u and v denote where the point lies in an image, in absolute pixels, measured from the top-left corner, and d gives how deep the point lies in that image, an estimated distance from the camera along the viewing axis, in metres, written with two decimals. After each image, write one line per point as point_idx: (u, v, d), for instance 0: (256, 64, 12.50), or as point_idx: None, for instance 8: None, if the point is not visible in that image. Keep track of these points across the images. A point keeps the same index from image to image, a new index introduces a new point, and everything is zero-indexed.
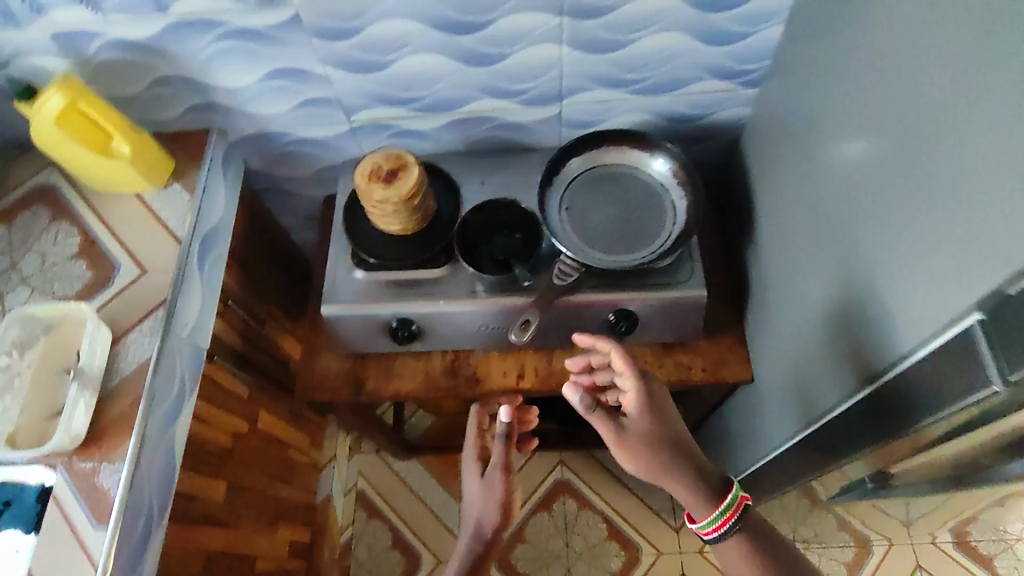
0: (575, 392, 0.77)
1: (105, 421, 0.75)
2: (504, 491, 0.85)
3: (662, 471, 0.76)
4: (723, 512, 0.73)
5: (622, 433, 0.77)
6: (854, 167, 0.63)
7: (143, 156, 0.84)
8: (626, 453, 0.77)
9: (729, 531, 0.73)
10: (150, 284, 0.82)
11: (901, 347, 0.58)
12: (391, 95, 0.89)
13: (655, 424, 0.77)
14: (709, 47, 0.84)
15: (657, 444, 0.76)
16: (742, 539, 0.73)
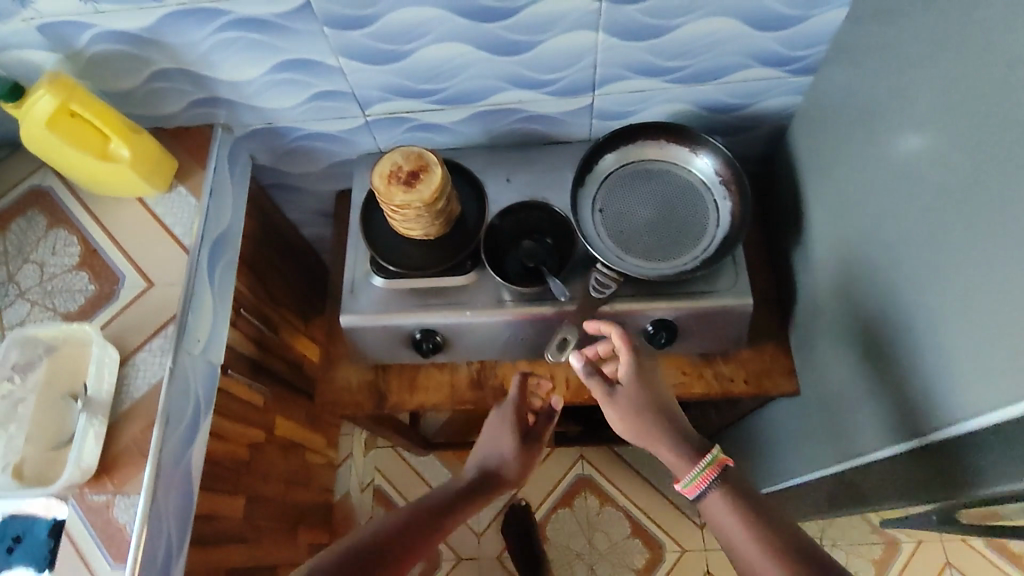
0: (575, 356, 0.74)
1: (117, 449, 0.70)
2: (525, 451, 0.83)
3: (656, 437, 0.73)
4: (709, 464, 0.68)
5: (617, 399, 0.74)
6: (934, 178, 0.56)
7: (144, 159, 0.77)
8: (621, 421, 0.75)
9: (709, 485, 0.68)
10: (157, 299, 0.77)
11: (984, 392, 0.52)
12: (409, 87, 0.81)
13: (648, 391, 0.74)
14: (761, 33, 0.76)
15: (652, 411, 0.74)
16: (725, 497, 0.66)
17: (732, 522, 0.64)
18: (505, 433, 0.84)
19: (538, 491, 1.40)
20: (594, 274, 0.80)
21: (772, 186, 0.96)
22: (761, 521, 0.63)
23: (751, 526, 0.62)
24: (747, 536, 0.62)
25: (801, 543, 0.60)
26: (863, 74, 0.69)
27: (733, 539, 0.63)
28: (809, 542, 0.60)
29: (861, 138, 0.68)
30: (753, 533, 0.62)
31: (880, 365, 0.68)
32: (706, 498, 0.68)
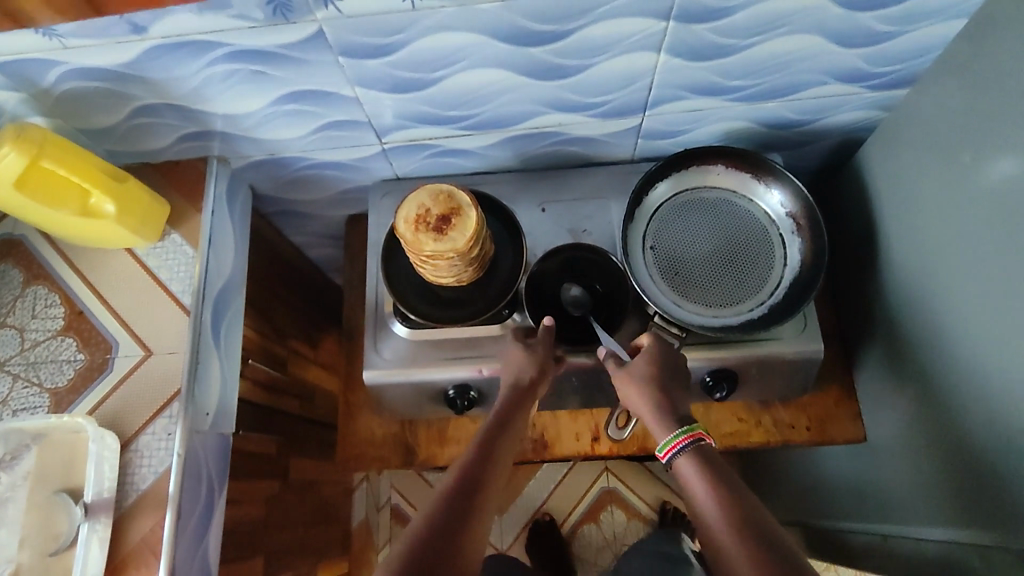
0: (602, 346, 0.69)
1: (126, 549, 0.63)
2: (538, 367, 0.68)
3: (649, 396, 0.62)
4: (685, 432, 0.58)
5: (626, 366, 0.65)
6: None
7: (133, 211, 0.67)
8: (629, 383, 0.64)
9: (680, 454, 0.57)
10: (158, 371, 0.68)
11: None
12: (435, 115, 0.71)
13: (661, 364, 0.65)
14: (844, 49, 0.66)
15: (658, 380, 0.63)
16: (698, 467, 0.55)
17: (704, 497, 0.53)
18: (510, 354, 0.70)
19: (563, 505, 1.36)
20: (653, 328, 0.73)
21: (835, 206, 0.87)
22: (739, 500, 0.52)
23: (724, 506, 0.52)
24: (718, 517, 0.51)
25: (775, 536, 0.50)
26: (971, 105, 0.60)
27: (702, 516, 0.53)
28: (783, 535, 0.50)
29: (976, 182, 0.60)
30: (727, 518, 0.51)
31: (983, 436, 0.62)
32: (677, 466, 0.57)
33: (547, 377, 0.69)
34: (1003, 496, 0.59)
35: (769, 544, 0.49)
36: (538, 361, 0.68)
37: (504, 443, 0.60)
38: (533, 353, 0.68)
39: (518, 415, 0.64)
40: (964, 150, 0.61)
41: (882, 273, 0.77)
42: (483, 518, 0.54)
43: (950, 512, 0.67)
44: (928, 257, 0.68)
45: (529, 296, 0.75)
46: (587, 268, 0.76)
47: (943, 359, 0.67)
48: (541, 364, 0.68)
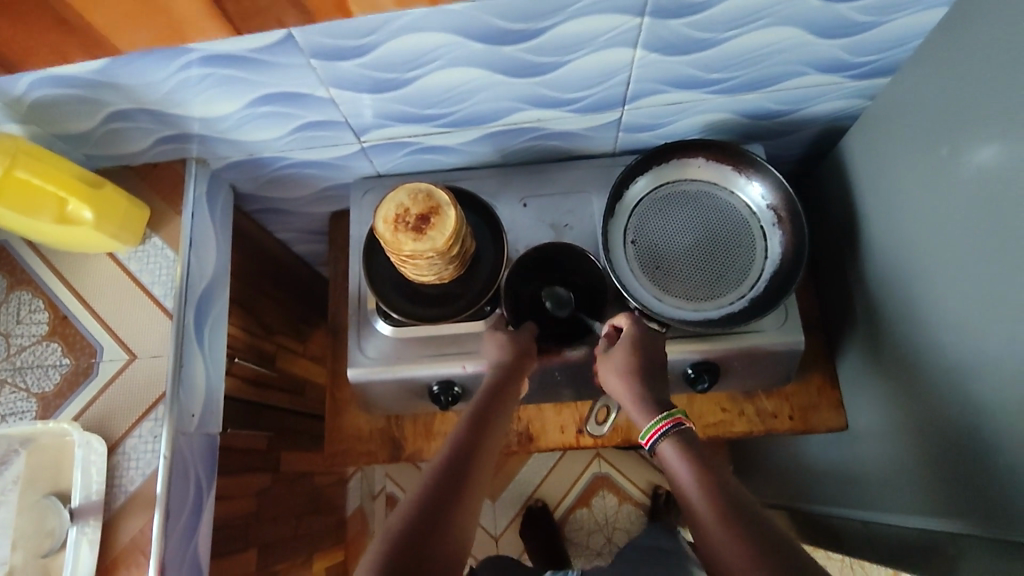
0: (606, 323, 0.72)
1: (116, 550, 0.64)
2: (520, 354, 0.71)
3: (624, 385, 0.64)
4: (666, 417, 0.59)
5: (609, 355, 0.67)
6: None
7: (111, 216, 0.67)
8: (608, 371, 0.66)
9: (662, 438, 0.58)
10: (144, 375, 0.68)
11: None
12: (412, 113, 0.70)
13: (642, 355, 0.66)
14: (824, 41, 0.65)
15: (637, 369, 0.65)
16: (678, 450, 0.56)
17: (685, 477, 0.54)
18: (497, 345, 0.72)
19: (556, 490, 1.38)
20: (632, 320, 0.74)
21: (818, 196, 0.87)
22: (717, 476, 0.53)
23: (703, 483, 0.53)
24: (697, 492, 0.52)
25: (751, 507, 0.50)
26: (951, 97, 0.59)
27: (692, 502, 0.53)
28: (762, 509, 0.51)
29: (959, 176, 0.59)
30: (704, 491, 0.52)
31: (960, 427, 0.63)
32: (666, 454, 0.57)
33: (528, 361, 0.71)
34: (984, 489, 0.60)
35: (745, 514, 0.50)
36: (515, 343, 0.71)
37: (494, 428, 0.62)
38: (511, 338, 0.71)
39: (506, 401, 0.66)
40: (945, 142, 0.61)
41: (863, 264, 0.77)
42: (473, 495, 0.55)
43: (931, 501, 0.68)
44: (909, 248, 0.68)
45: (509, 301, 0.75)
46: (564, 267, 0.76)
47: (923, 350, 0.68)
48: (521, 348, 0.71)
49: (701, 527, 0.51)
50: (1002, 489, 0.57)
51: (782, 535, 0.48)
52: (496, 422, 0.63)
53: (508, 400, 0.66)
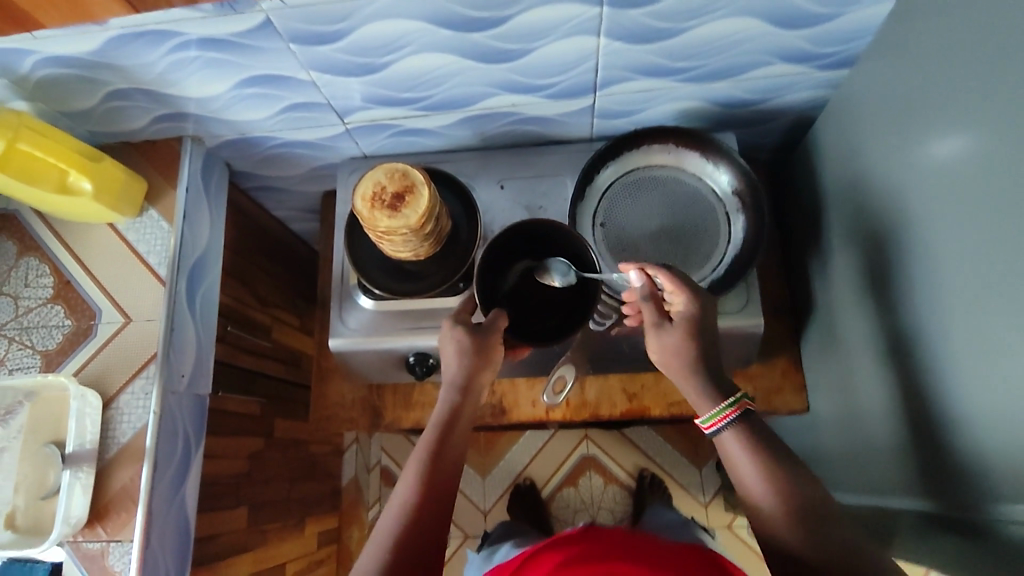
0: (638, 272, 0.65)
1: (108, 496, 0.70)
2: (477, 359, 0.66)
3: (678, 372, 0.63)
4: (732, 404, 0.59)
5: (661, 333, 0.64)
6: (998, 237, 0.50)
7: (109, 188, 0.72)
8: (657, 346, 0.65)
9: (727, 426, 0.58)
10: (138, 337, 0.74)
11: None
12: (392, 97, 0.74)
13: (696, 342, 0.63)
14: (786, 31, 0.67)
15: (694, 358, 0.63)
16: (744, 442, 0.57)
17: (750, 472, 0.56)
18: (452, 344, 0.67)
19: (544, 469, 1.42)
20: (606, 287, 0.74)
21: (793, 185, 0.89)
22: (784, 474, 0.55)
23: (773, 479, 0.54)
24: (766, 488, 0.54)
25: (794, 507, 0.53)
26: (906, 88, 0.61)
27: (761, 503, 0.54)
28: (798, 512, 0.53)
29: (914, 163, 0.61)
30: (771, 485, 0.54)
31: (907, 408, 0.65)
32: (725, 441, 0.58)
33: (491, 355, 0.66)
34: (923, 467, 0.62)
35: (804, 523, 0.52)
36: (472, 344, 0.66)
37: (450, 446, 0.64)
38: (468, 340, 0.66)
39: (462, 410, 0.66)
40: (903, 130, 0.62)
41: (829, 251, 0.80)
42: (440, 530, 0.59)
43: (880, 480, 0.71)
44: (868, 235, 0.70)
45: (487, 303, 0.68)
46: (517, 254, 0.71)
47: (877, 334, 0.70)
48: (478, 345, 0.66)
49: (769, 522, 0.53)
50: (938, 467, 0.60)
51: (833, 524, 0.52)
52: (453, 448, 0.64)
53: (467, 403, 0.66)
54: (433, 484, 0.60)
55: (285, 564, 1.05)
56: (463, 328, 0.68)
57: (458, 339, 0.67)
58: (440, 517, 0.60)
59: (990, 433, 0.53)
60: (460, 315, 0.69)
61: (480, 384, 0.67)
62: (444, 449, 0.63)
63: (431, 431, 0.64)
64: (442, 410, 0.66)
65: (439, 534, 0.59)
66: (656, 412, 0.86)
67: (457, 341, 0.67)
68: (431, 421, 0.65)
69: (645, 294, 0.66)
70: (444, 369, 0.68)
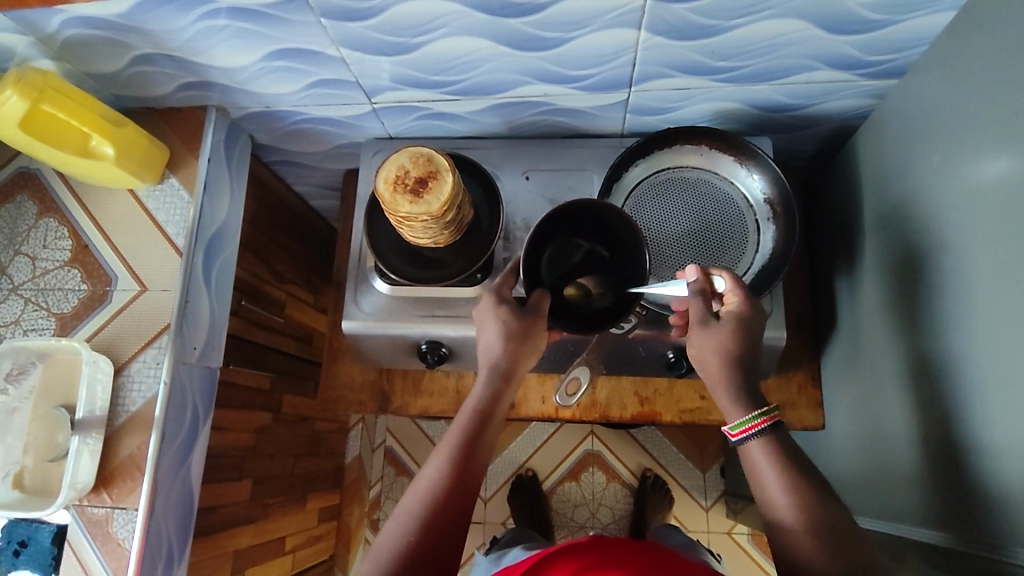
0: (694, 267, 0.65)
1: (115, 463, 0.70)
2: (518, 349, 0.65)
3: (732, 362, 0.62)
4: (763, 415, 0.58)
5: (704, 329, 0.63)
6: None
7: (131, 154, 0.72)
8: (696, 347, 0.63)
9: (755, 436, 0.57)
10: (152, 307, 0.74)
11: None
12: (422, 79, 0.72)
13: (743, 336, 0.62)
14: (835, 36, 0.64)
15: (733, 355, 0.62)
16: (776, 452, 0.57)
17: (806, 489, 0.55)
18: (493, 325, 0.66)
19: (547, 462, 1.42)
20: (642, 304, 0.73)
21: (827, 195, 0.87)
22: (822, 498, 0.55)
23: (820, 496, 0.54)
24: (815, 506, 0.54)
25: (835, 535, 0.52)
26: (959, 103, 0.58)
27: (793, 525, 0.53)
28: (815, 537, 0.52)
29: (961, 182, 0.58)
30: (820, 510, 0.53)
31: (928, 436, 0.63)
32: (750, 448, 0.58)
33: (534, 340, 0.66)
34: (940, 499, 0.60)
35: (841, 548, 0.51)
36: (517, 328, 0.65)
37: (485, 435, 0.63)
38: (514, 323, 0.65)
39: (500, 401, 0.65)
40: (949, 147, 0.60)
41: (859, 267, 0.77)
42: (466, 519, 0.59)
43: (895, 506, 0.69)
44: (901, 255, 0.68)
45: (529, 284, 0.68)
46: (563, 235, 0.71)
47: (902, 357, 0.68)
48: (523, 329, 0.65)
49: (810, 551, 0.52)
50: (956, 500, 0.58)
51: (858, 557, 0.51)
52: (487, 438, 0.63)
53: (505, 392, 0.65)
54: (464, 472, 0.60)
55: (285, 538, 1.05)
56: (508, 310, 0.66)
57: (500, 322, 0.66)
58: (468, 503, 0.59)
59: (1016, 474, 0.51)
60: (503, 290, 0.68)
61: (519, 370, 0.66)
62: (480, 438, 0.62)
63: (469, 418, 0.63)
64: (481, 394, 0.65)
65: (466, 520, 0.59)
66: (666, 418, 0.85)
67: (499, 323, 0.66)
68: (467, 404, 0.64)
69: (697, 290, 0.64)
70: (483, 347, 0.67)
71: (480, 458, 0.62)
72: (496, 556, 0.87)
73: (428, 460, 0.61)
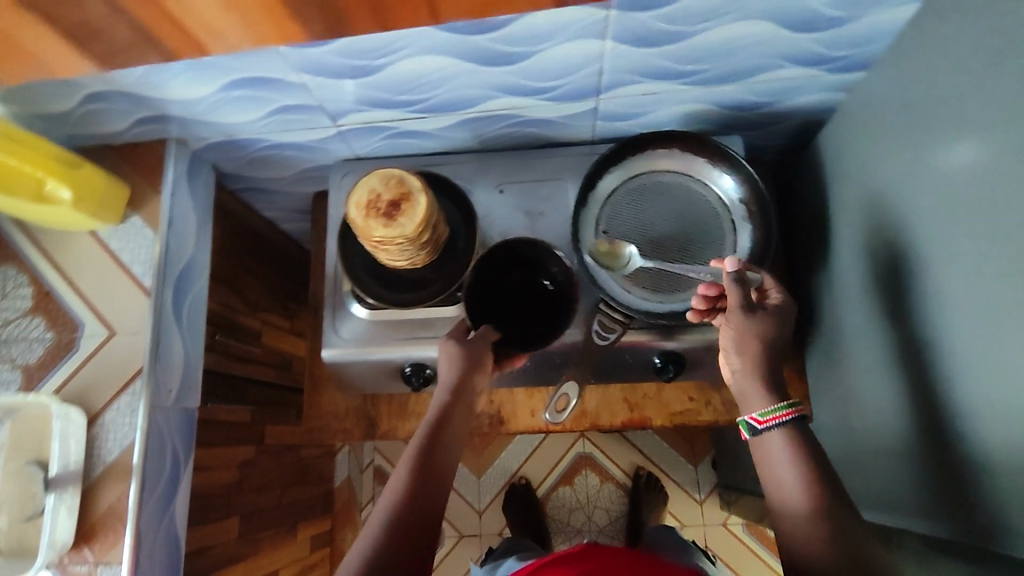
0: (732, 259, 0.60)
1: (95, 517, 0.67)
2: (467, 371, 0.68)
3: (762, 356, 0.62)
4: (789, 407, 0.59)
5: (751, 315, 0.61)
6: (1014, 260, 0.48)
7: (89, 195, 0.69)
8: (737, 336, 0.62)
9: (780, 426, 0.59)
10: (123, 351, 0.71)
11: None
12: (387, 99, 0.71)
13: (780, 327, 0.62)
14: (799, 34, 0.64)
15: (770, 342, 0.62)
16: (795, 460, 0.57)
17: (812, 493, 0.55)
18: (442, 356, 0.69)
19: (539, 469, 1.41)
20: (597, 317, 0.73)
21: (799, 188, 0.87)
22: (818, 497, 0.55)
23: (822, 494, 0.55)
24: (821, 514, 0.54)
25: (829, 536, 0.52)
26: (923, 97, 0.59)
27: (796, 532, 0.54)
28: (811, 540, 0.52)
29: (929, 175, 0.59)
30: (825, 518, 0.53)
31: (914, 425, 0.63)
32: (767, 436, 0.59)
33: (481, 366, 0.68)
34: (930, 488, 0.61)
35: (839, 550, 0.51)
36: (466, 357, 0.68)
37: (441, 457, 0.64)
38: (458, 350, 0.68)
39: (453, 424, 0.66)
40: (917, 140, 0.60)
41: (836, 259, 0.78)
42: (429, 539, 0.59)
43: (884, 495, 0.70)
44: (876, 246, 0.69)
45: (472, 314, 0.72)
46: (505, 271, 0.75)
47: (883, 347, 0.69)
48: (472, 359, 0.68)
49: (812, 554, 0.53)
50: (945, 490, 0.58)
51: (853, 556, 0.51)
52: (444, 459, 0.64)
53: (457, 413, 0.67)
54: (421, 493, 0.61)
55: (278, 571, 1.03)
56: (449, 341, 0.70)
57: (445, 351, 0.69)
58: (429, 523, 0.59)
59: (998, 461, 0.51)
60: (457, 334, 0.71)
61: (473, 392, 0.69)
62: (435, 459, 0.64)
63: (422, 440, 0.65)
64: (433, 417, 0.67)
65: (431, 543, 0.59)
66: (657, 422, 0.85)
67: (444, 352, 0.69)
68: (422, 428, 0.66)
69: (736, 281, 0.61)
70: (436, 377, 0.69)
71: (440, 481, 0.63)
72: (491, 567, 0.86)
73: (386, 485, 0.62)
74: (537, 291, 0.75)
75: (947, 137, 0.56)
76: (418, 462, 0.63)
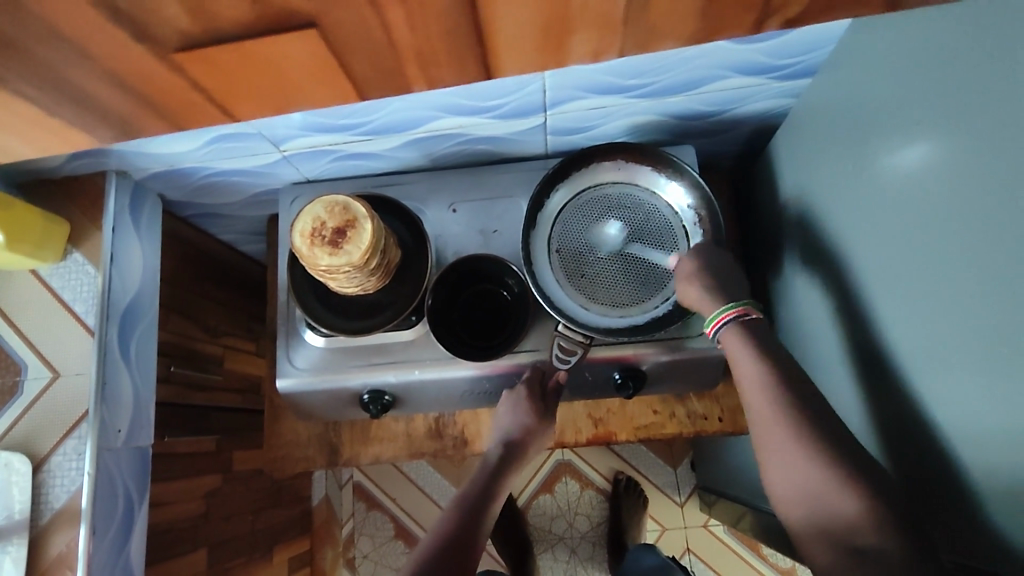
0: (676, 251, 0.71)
1: (44, 564, 0.65)
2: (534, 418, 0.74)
3: (707, 285, 0.67)
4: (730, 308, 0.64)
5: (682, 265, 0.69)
6: (961, 275, 0.47)
7: (26, 236, 0.68)
8: (688, 282, 0.68)
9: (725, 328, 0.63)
10: (68, 392, 0.69)
11: (997, 519, 0.47)
12: (329, 124, 0.69)
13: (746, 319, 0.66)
14: (740, 46, 0.63)
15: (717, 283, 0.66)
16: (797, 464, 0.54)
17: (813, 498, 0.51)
18: (521, 401, 0.74)
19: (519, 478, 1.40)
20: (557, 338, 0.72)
21: (759, 192, 0.86)
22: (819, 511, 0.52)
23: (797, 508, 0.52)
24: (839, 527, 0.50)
25: None
26: (865, 107, 0.58)
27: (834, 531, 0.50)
28: None
29: (873, 186, 0.58)
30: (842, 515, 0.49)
31: (875, 435, 0.63)
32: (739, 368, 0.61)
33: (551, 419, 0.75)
34: None
35: None
36: (536, 404, 0.74)
37: (488, 500, 0.70)
38: (536, 399, 0.74)
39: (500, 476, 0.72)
40: (861, 150, 0.59)
41: (793, 266, 0.77)
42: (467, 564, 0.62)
43: None
44: (830, 255, 0.68)
45: (437, 322, 0.75)
46: (462, 293, 0.79)
47: (840, 356, 0.68)
48: (541, 409, 0.74)
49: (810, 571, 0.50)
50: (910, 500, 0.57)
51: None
52: (489, 507, 0.70)
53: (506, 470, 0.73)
54: (465, 530, 0.65)
55: None
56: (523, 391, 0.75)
57: (514, 400, 0.75)
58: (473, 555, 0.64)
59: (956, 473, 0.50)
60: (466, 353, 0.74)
61: (527, 446, 0.75)
62: (482, 504, 0.69)
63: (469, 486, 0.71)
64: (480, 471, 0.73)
65: (469, 556, 0.63)
66: (622, 437, 0.85)
67: (511, 400, 0.75)
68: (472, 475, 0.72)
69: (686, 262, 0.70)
70: (500, 423, 0.75)
71: (483, 527, 0.67)
72: None
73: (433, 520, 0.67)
74: (494, 303, 0.79)
75: (890, 150, 0.55)
76: (469, 504, 0.68)
